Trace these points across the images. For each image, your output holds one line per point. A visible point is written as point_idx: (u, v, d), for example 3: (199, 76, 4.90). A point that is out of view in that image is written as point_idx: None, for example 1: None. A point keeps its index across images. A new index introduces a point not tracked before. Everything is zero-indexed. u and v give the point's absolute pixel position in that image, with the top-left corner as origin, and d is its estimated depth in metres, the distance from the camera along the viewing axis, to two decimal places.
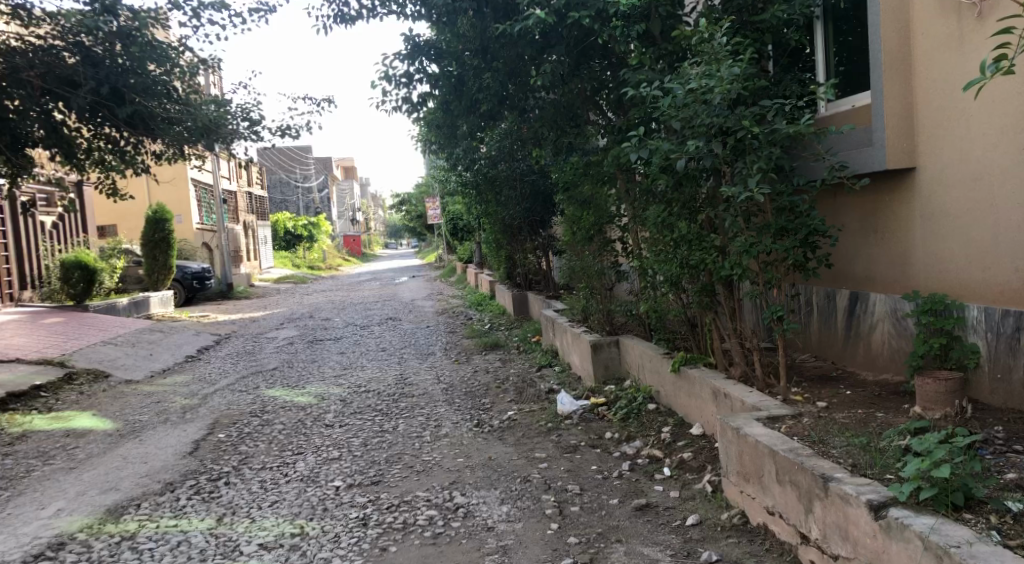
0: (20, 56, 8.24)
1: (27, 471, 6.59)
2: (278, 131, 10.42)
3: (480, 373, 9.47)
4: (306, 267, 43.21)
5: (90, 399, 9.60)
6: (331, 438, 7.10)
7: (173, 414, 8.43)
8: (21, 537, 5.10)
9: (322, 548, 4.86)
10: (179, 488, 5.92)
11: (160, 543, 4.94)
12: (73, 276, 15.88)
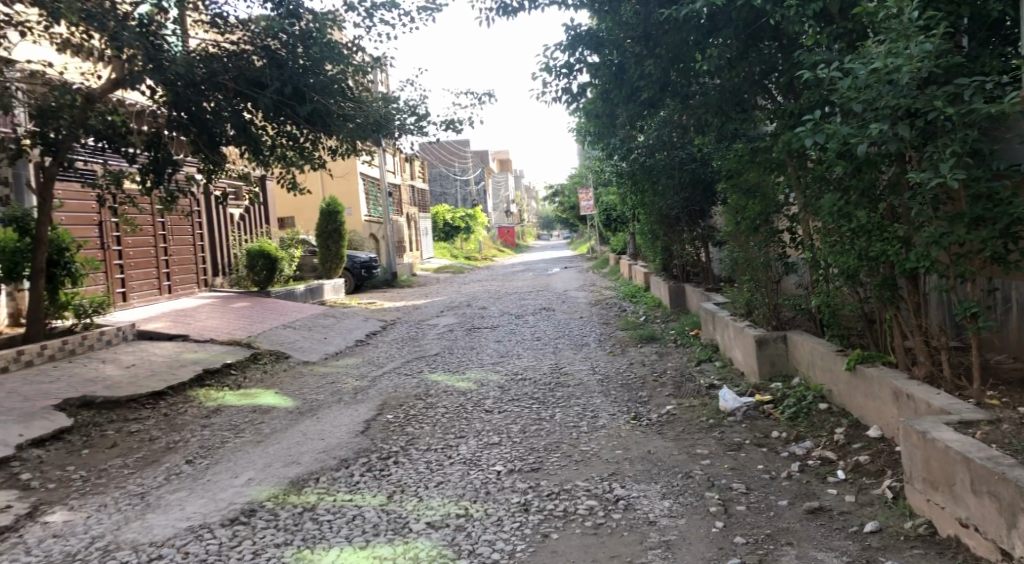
0: (218, 60, 8.93)
1: (221, 442, 7.16)
2: (443, 125, 10.71)
3: (637, 365, 9.39)
4: (464, 258, 44.35)
5: (273, 378, 10.31)
6: (491, 423, 7.25)
7: (345, 395, 8.89)
8: (219, 501, 5.54)
9: (487, 531, 4.96)
10: (353, 464, 6.23)
11: (337, 516, 5.22)
12: (257, 264, 17.07)
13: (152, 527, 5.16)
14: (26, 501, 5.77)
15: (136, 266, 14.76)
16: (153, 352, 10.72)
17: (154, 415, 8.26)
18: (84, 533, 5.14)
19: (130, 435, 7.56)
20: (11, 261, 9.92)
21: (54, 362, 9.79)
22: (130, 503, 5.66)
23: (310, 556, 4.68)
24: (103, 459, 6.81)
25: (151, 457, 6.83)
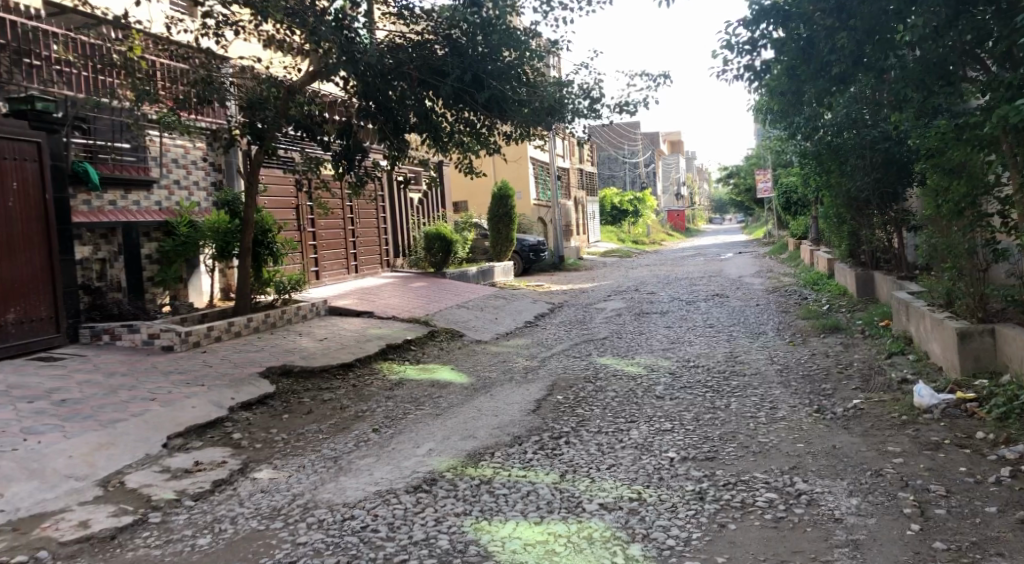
0: (404, 51, 9.36)
1: (404, 414, 7.50)
2: (617, 108, 10.61)
3: (820, 356, 8.93)
4: (632, 242, 43.94)
5: (448, 354, 10.70)
6: (663, 409, 7.15)
7: (517, 374, 9.07)
8: (403, 469, 5.81)
9: (660, 516, 4.91)
10: (526, 442, 6.34)
11: (512, 490, 5.34)
12: (434, 246, 17.69)
13: (344, 489, 5.49)
14: (238, 457, 6.31)
15: (327, 247, 15.67)
16: (341, 327, 11.40)
17: (344, 385, 8.77)
18: (286, 490, 5.55)
19: (324, 403, 8.07)
20: (224, 241, 10.98)
21: (257, 333, 10.62)
22: (325, 466, 6.05)
23: (487, 527, 4.81)
24: (301, 424, 7.32)
25: (342, 424, 7.28)
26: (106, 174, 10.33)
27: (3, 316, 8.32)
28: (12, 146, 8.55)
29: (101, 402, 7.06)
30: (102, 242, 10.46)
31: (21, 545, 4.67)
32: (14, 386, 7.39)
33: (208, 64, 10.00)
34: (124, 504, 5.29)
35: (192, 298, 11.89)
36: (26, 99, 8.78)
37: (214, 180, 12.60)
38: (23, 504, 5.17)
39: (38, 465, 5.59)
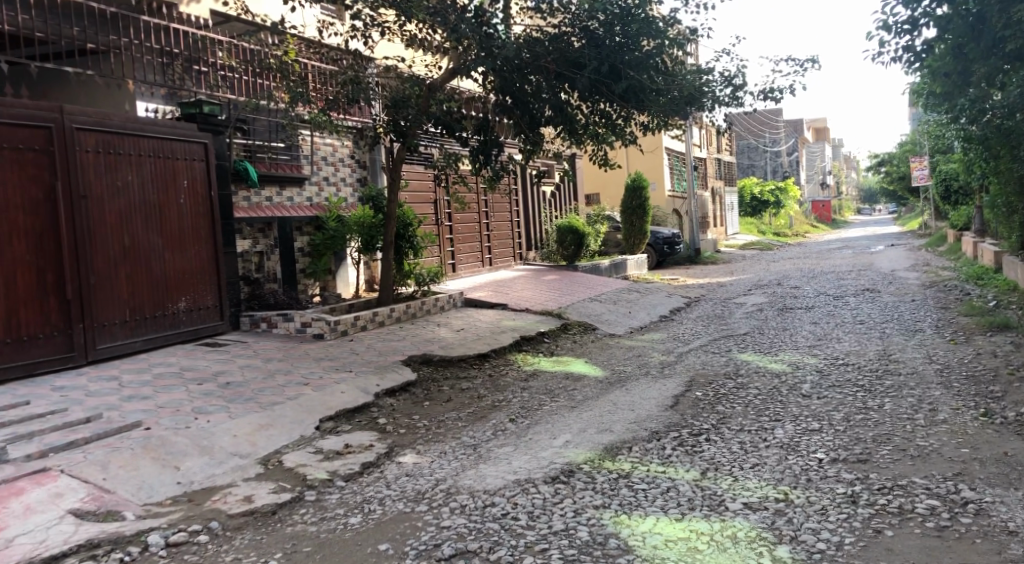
0: (541, 44, 9.34)
1: (540, 405, 7.55)
2: (761, 95, 10.24)
3: (985, 356, 8.30)
4: (772, 234, 42.45)
5: (583, 347, 10.67)
6: (810, 408, 6.85)
7: (653, 368, 8.95)
8: (541, 460, 5.84)
9: (810, 519, 4.70)
10: (665, 437, 6.23)
11: (651, 486, 5.26)
12: (567, 239, 17.68)
13: (485, 476, 5.57)
14: (384, 441, 6.54)
15: (463, 240, 15.99)
16: (477, 318, 11.60)
17: (480, 375, 8.92)
18: (430, 475, 5.70)
19: (462, 392, 8.24)
20: (368, 235, 11.42)
21: (399, 323, 10.97)
22: (465, 453, 6.17)
23: (627, 521, 4.76)
24: (440, 412, 7.50)
25: (480, 413, 7.40)
26: (264, 172, 10.92)
27: (176, 305, 8.95)
28: (184, 147, 9.19)
29: (261, 385, 7.49)
30: (261, 236, 11.02)
31: (195, 514, 5.00)
32: (185, 369, 7.95)
33: (356, 65, 10.39)
34: (283, 482, 5.58)
35: (339, 289, 12.42)
36: (196, 103, 9.43)
37: (360, 176, 13.11)
38: (196, 478, 5.54)
39: (207, 443, 5.99)
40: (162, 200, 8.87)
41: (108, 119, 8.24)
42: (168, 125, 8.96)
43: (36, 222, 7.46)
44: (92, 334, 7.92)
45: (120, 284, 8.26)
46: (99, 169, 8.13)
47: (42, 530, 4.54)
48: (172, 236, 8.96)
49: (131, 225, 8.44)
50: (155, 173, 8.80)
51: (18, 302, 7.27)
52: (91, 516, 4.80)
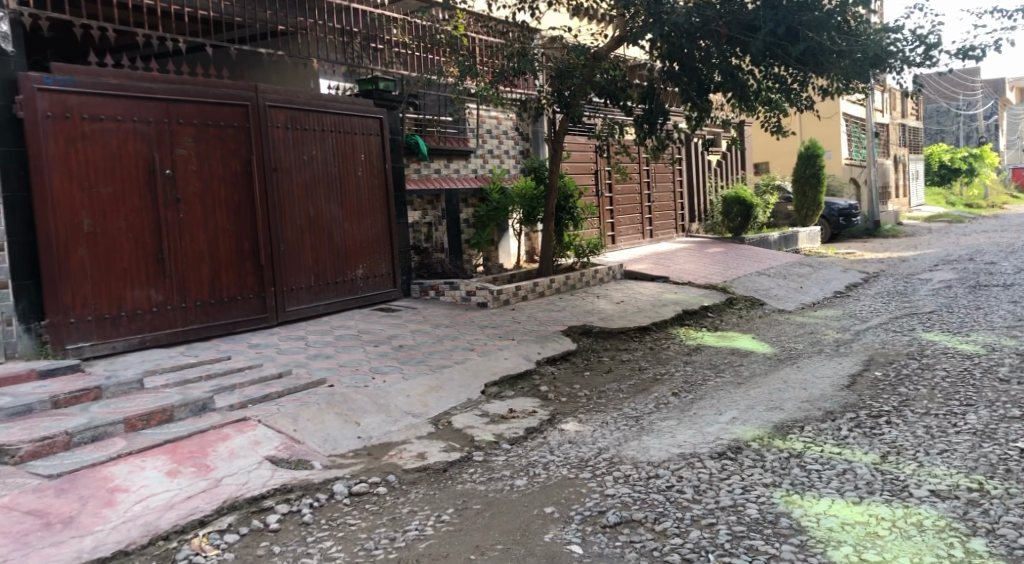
0: (711, 7, 8.86)
1: (704, 379, 7.43)
2: (958, 53, 9.44)
3: None
4: (963, 205, 39.23)
5: (749, 323, 10.36)
6: (1007, 394, 6.33)
7: (827, 346, 8.57)
8: (707, 435, 5.75)
9: (1008, 512, 4.36)
10: (840, 418, 5.96)
11: (826, 467, 5.06)
12: (733, 210, 17.14)
13: (648, 448, 5.56)
14: (547, 408, 6.66)
15: (625, 211, 15.87)
16: (639, 291, 11.51)
17: (641, 348, 8.87)
18: (593, 443, 5.76)
19: (623, 364, 8.23)
20: (530, 207, 11.56)
21: (560, 294, 11.09)
22: (628, 424, 6.18)
23: (799, 501, 4.61)
24: (603, 382, 7.54)
25: (642, 385, 7.37)
26: (433, 145, 11.26)
27: (354, 273, 9.47)
28: (361, 121, 9.66)
29: (430, 349, 7.83)
30: (429, 208, 11.42)
31: (374, 467, 5.31)
32: (362, 332, 8.42)
33: (523, 37, 10.46)
34: (452, 441, 5.81)
35: (501, 259, 12.68)
36: (371, 80, 9.90)
37: (522, 148, 13.27)
38: (374, 433, 5.89)
39: (384, 401, 6.33)
40: (342, 173, 9.37)
41: (296, 96, 8.76)
42: (347, 101, 9.43)
43: (235, 194, 8.05)
44: (282, 298, 8.54)
45: (305, 251, 8.83)
46: (289, 144, 8.68)
47: (245, 473, 4.98)
48: (351, 206, 9.46)
49: (315, 196, 8.98)
50: (337, 147, 9.30)
51: (220, 267, 7.91)
52: (284, 463, 5.21)
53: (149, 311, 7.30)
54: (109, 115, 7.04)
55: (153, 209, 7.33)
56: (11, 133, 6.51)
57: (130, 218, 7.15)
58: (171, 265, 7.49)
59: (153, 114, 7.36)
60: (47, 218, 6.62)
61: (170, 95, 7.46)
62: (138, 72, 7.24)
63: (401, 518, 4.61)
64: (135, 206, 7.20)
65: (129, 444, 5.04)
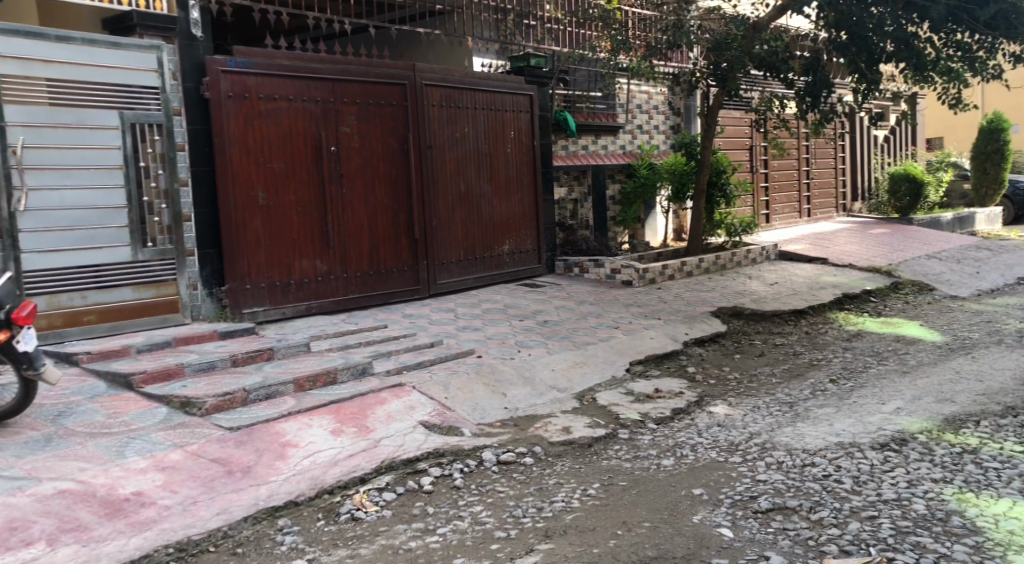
0: None
1: (865, 367, 7.05)
2: None
3: None
4: None
5: (917, 309, 9.73)
6: None
7: (1007, 337, 7.92)
8: (868, 424, 5.46)
9: None
10: (1023, 414, 5.51)
11: (1005, 466, 4.69)
12: (902, 188, 16.10)
13: (804, 435, 5.35)
14: (694, 390, 6.53)
15: (780, 189, 15.23)
16: (795, 272, 11.04)
17: (796, 332, 8.53)
18: (743, 427, 5.60)
19: (776, 347, 7.94)
20: (680, 183, 11.32)
21: (708, 274, 10.81)
22: (781, 410, 5.96)
23: (972, 499, 4.31)
24: (753, 365, 7.31)
25: (796, 370, 7.09)
26: (582, 121, 11.20)
27: (501, 248, 9.62)
28: (511, 99, 9.78)
29: (575, 325, 7.85)
30: (576, 184, 11.40)
31: (520, 438, 5.40)
32: (509, 306, 8.55)
33: (679, 9, 10.12)
34: (597, 418, 5.81)
35: (648, 237, 12.50)
36: (524, 57, 9.96)
37: (673, 123, 12.96)
38: (521, 405, 5.98)
39: (530, 374, 6.43)
40: (493, 149, 9.51)
41: (451, 75, 8.96)
42: (499, 79, 9.58)
43: (393, 169, 8.34)
44: (433, 271, 8.79)
45: (457, 226, 9.05)
46: (443, 121, 8.89)
47: (400, 436, 5.18)
48: (501, 182, 9.61)
49: (467, 172, 9.18)
50: (488, 124, 9.45)
51: (378, 240, 8.24)
52: (437, 428, 5.39)
53: (314, 280, 7.70)
54: (281, 95, 7.44)
55: (319, 184, 7.71)
56: (199, 112, 6.99)
57: (299, 192, 7.56)
58: (334, 237, 7.86)
59: (321, 93, 7.72)
60: (228, 191, 7.08)
61: (336, 75, 7.80)
62: (307, 54, 7.60)
63: (549, 489, 4.66)
64: (303, 180, 7.60)
65: (298, 403, 5.36)
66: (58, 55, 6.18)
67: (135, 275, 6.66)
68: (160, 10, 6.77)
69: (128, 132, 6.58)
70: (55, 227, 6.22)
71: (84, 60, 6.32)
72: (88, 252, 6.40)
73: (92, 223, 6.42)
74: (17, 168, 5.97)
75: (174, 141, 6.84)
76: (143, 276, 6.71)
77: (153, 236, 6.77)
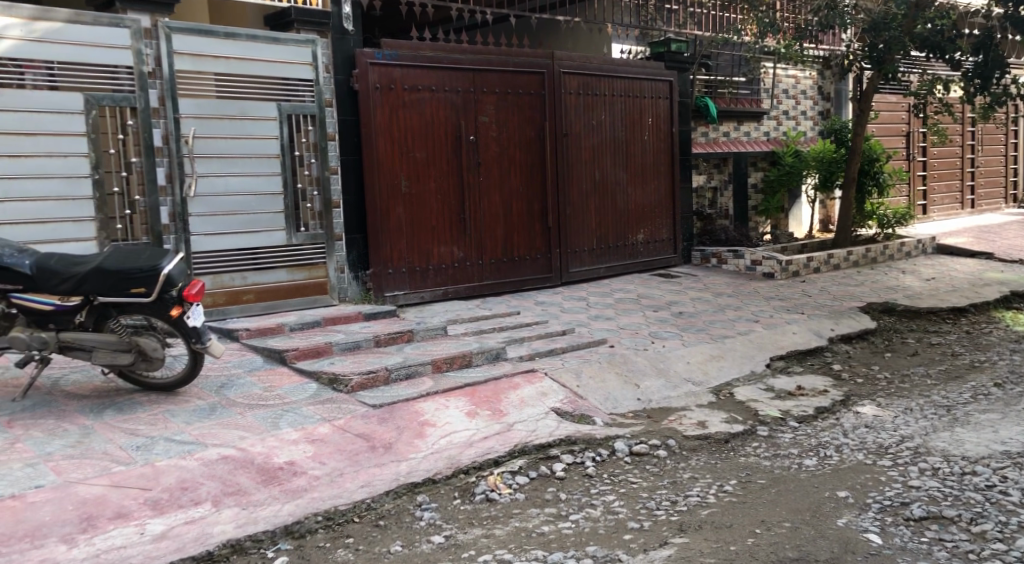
0: None
1: None
2: None
3: None
4: None
5: None
6: None
7: None
8: None
9: None
10: None
11: None
12: None
13: (963, 442, 5.03)
14: (840, 388, 6.26)
15: (940, 177, 14.28)
16: (955, 267, 10.35)
17: (955, 331, 8.00)
18: (894, 430, 5.33)
19: (932, 347, 7.48)
20: (826, 172, 10.91)
21: (857, 268, 10.31)
22: (937, 413, 5.63)
23: None
24: (906, 365, 6.93)
25: (955, 372, 6.67)
26: (723, 107, 10.90)
27: (635, 237, 9.54)
28: (650, 85, 9.65)
29: (712, 318, 7.68)
30: (715, 172, 11.10)
31: (654, 430, 5.36)
32: (643, 296, 8.48)
33: None
34: (735, 413, 5.69)
35: (791, 227, 12.04)
36: (664, 42, 9.81)
37: (822, 108, 12.40)
38: (654, 397, 5.93)
39: (664, 366, 6.36)
40: (629, 137, 9.43)
41: (590, 62, 8.93)
42: (638, 65, 9.48)
43: (530, 158, 8.42)
44: (566, 259, 8.83)
45: (591, 215, 9.04)
46: (580, 109, 8.88)
47: (534, 421, 5.26)
48: (636, 171, 9.51)
49: (603, 160, 9.14)
50: (625, 111, 9.37)
51: (513, 228, 8.35)
52: (569, 416, 5.43)
53: (451, 266, 7.91)
54: (424, 85, 7.65)
55: (457, 172, 7.89)
56: (349, 103, 7.30)
57: (439, 180, 7.76)
58: (471, 224, 8.03)
59: (461, 83, 7.89)
60: (372, 179, 7.37)
61: (476, 65, 7.95)
62: (450, 45, 7.78)
63: (683, 483, 4.61)
64: (443, 168, 7.80)
65: (436, 385, 5.53)
66: (225, 51, 6.60)
67: (288, 257, 7.03)
68: (315, 6, 7.12)
69: (285, 123, 6.94)
70: (220, 212, 6.66)
71: (248, 55, 6.73)
72: (247, 236, 6.81)
73: (252, 209, 6.83)
74: (189, 157, 6.43)
75: (326, 131, 7.17)
76: (296, 259, 7.06)
77: (306, 222, 7.14)
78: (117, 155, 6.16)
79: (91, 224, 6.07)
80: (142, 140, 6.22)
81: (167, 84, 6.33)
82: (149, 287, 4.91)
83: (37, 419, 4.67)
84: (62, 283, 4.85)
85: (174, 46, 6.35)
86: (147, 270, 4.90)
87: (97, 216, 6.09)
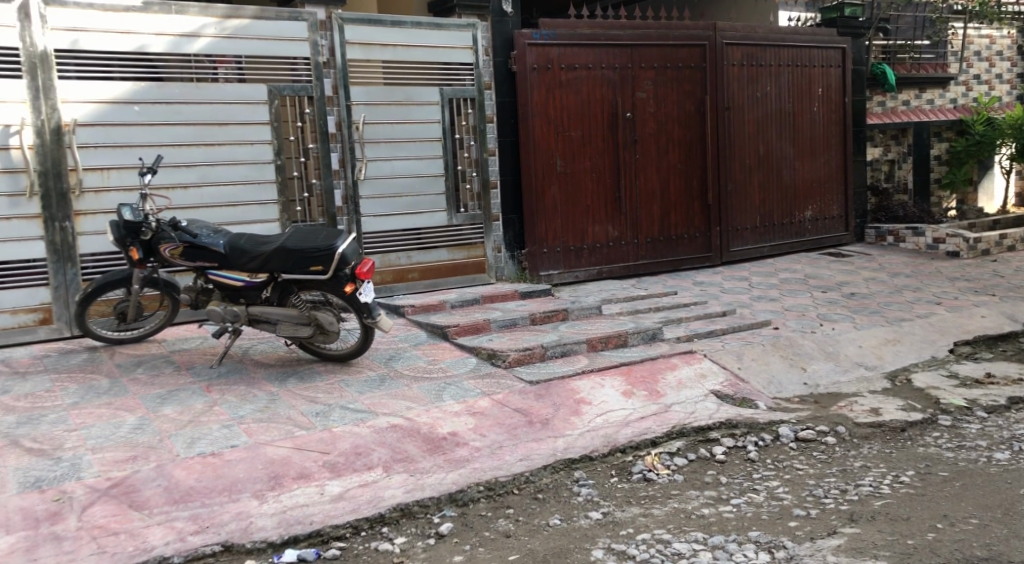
0: None
1: None
2: None
3: None
4: None
5: None
6: None
7: None
8: None
9: None
10: None
11: None
12: None
13: None
14: None
15: None
16: None
17: None
18: None
19: None
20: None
21: None
22: None
23: None
24: None
25: None
26: (904, 74, 10.20)
27: (802, 214, 9.15)
28: (821, 53, 9.17)
29: (888, 300, 7.26)
30: (893, 144, 10.40)
31: (822, 416, 5.15)
32: (810, 276, 8.13)
33: None
34: (912, 401, 5.37)
35: (981, 202, 11.13)
36: (837, 7, 9.35)
37: (1021, 70, 11.30)
38: (821, 381, 5.70)
39: (833, 349, 6.10)
40: (797, 108, 9.02)
41: (755, 31, 8.60)
42: (808, 33, 9.03)
43: (689, 134, 8.24)
44: (726, 237, 8.60)
45: (754, 191, 8.74)
46: (744, 81, 8.58)
47: (692, 403, 5.19)
48: (804, 144, 9.10)
49: (768, 134, 8.79)
50: (793, 81, 8.96)
51: (670, 206, 8.22)
52: (730, 398, 5.32)
53: (606, 245, 7.91)
54: (582, 64, 7.64)
55: (614, 151, 7.85)
56: (507, 84, 7.42)
57: (594, 159, 7.75)
58: (627, 203, 7.98)
59: (619, 60, 7.81)
60: (529, 159, 7.47)
61: (634, 41, 7.85)
62: (609, 22, 7.72)
63: (854, 472, 4.41)
64: (599, 147, 7.77)
65: (592, 363, 5.58)
66: (392, 39, 6.86)
67: (450, 237, 7.25)
68: None
69: (446, 107, 7.14)
70: (388, 194, 6.96)
71: (414, 42, 6.96)
72: (412, 216, 7.08)
73: (417, 191, 7.09)
74: (360, 142, 6.76)
75: (485, 113, 7.32)
76: (456, 239, 7.28)
77: (465, 203, 7.33)
78: (297, 141, 6.57)
79: (274, 206, 6.51)
80: (318, 127, 6.60)
81: (340, 73, 6.67)
82: (325, 265, 5.22)
83: (229, 385, 5.10)
84: (249, 262, 5.22)
85: (347, 36, 6.67)
86: (324, 249, 5.21)
87: (279, 200, 6.52)
